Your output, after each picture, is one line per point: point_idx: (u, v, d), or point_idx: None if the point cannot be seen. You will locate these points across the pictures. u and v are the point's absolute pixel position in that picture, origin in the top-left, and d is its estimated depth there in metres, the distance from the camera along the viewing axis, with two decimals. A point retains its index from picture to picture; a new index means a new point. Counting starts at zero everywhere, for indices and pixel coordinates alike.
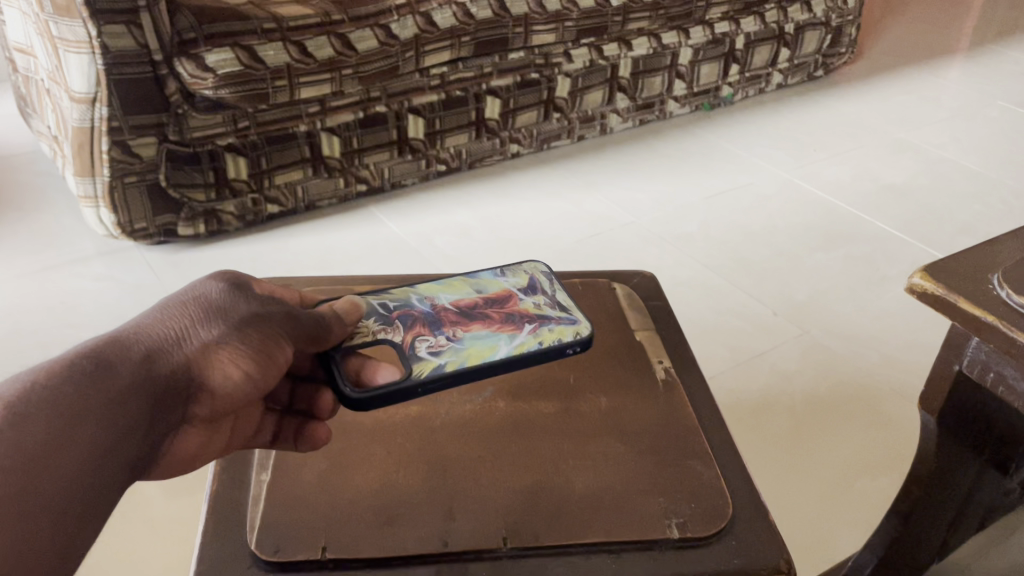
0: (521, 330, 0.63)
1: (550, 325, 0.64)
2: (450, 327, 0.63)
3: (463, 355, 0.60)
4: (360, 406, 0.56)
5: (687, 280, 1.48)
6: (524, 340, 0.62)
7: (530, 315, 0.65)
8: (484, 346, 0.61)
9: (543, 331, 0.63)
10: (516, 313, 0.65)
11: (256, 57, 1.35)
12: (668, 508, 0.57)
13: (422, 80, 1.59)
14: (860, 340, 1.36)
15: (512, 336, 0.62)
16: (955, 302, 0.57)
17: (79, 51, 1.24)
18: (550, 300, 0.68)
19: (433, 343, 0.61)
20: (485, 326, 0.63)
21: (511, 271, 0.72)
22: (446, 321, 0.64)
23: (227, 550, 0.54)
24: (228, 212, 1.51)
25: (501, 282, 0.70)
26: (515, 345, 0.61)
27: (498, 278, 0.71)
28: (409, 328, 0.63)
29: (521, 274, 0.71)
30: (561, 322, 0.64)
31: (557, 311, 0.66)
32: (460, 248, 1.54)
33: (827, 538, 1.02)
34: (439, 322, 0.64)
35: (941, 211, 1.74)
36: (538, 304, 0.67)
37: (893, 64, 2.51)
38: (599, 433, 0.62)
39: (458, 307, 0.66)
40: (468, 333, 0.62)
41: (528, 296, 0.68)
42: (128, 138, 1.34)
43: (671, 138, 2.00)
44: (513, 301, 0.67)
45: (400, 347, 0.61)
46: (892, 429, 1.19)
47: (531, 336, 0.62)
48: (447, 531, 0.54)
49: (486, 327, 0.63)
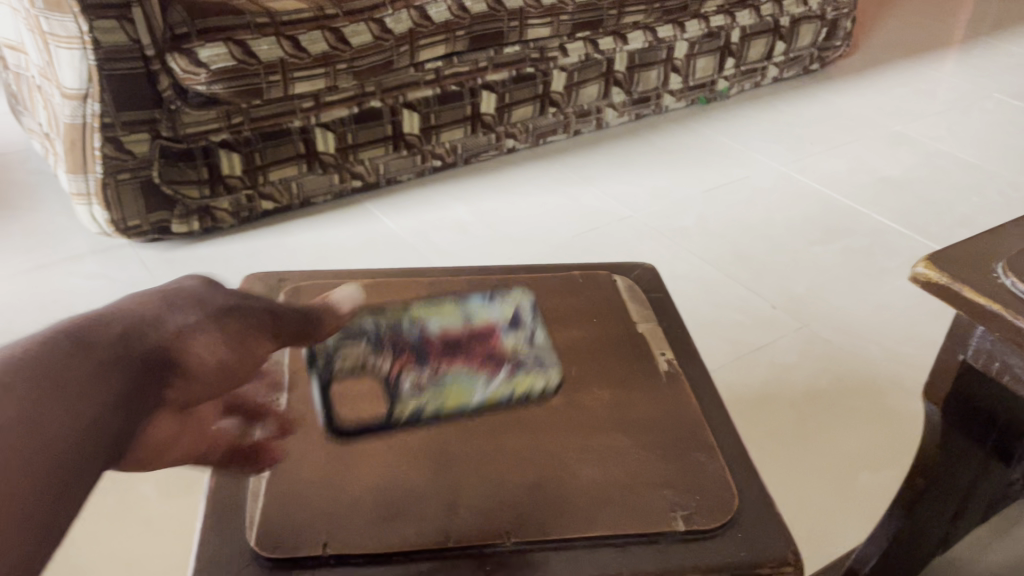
0: (497, 377, 0.65)
1: (518, 368, 0.66)
2: (435, 360, 0.66)
3: (442, 398, 0.63)
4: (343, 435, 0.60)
5: (686, 274, 1.47)
6: (498, 388, 0.64)
7: (508, 359, 0.67)
8: (461, 391, 0.64)
9: (518, 378, 0.65)
10: (496, 355, 0.68)
11: (248, 52, 1.34)
12: (672, 500, 0.56)
13: (417, 75, 1.58)
14: (860, 333, 1.35)
15: (488, 382, 0.65)
16: (960, 291, 0.56)
17: (70, 47, 1.22)
18: (529, 339, 0.70)
19: (414, 382, 0.64)
20: (466, 361, 0.67)
21: (498, 298, 0.74)
22: (429, 358, 0.67)
23: (227, 547, 0.53)
24: (222, 209, 1.50)
25: (487, 312, 0.72)
26: (485, 386, 0.64)
27: (485, 306, 0.73)
28: (393, 363, 0.66)
29: (507, 305, 0.73)
30: (536, 367, 0.67)
31: (534, 353, 0.68)
32: (458, 245, 1.52)
33: (829, 532, 1.02)
34: (423, 359, 0.66)
35: (939, 204, 1.74)
36: (517, 339, 0.69)
37: (888, 57, 2.51)
38: (603, 426, 0.61)
39: (447, 334, 0.69)
40: (451, 368, 0.66)
41: (509, 335, 0.70)
42: (120, 134, 1.33)
43: (668, 132, 1.99)
44: (494, 334, 0.70)
45: (381, 378, 0.64)
46: (893, 422, 1.18)
47: (506, 384, 0.65)
48: (450, 527, 0.53)
49: (465, 369, 0.66)
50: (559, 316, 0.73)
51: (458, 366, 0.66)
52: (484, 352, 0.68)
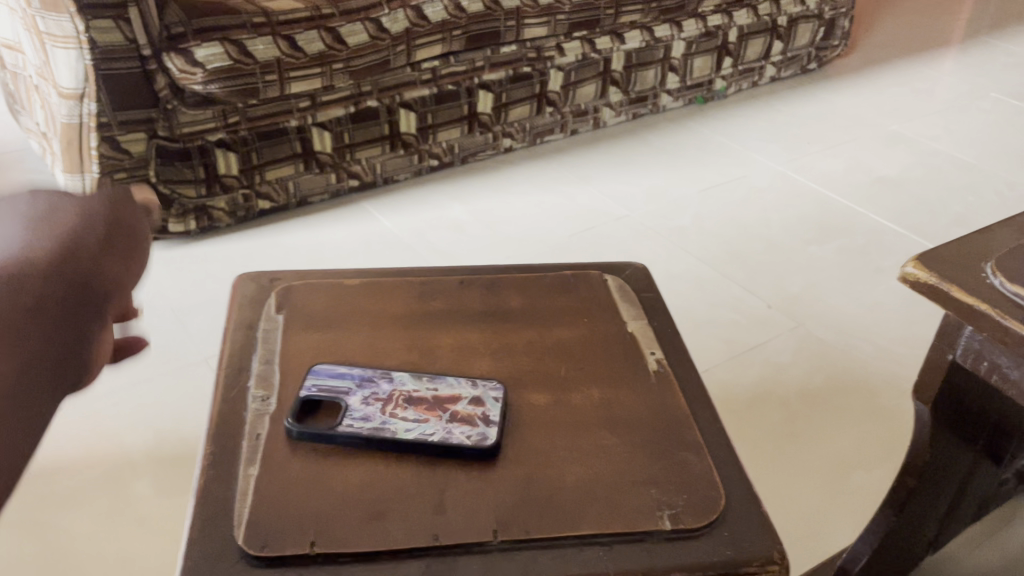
0: (430, 434, 0.58)
1: (457, 435, 0.59)
2: (392, 404, 0.61)
3: (379, 433, 0.58)
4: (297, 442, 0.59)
5: (682, 274, 1.47)
6: (427, 438, 0.58)
7: (451, 420, 0.60)
8: (400, 431, 0.59)
9: (448, 437, 0.58)
10: (446, 414, 0.60)
11: (244, 52, 1.34)
12: (659, 499, 0.56)
13: (413, 75, 1.58)
14: (855, 333, 1.35)
15: (424, 431, 0.59)
16: (948, 291, 0.56)
17: (66, 48, 1.20)
18: (488, 406, 0.61)
19: (366, 413, 0.60)
20: (417, 412, 0.60)
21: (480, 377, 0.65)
22: (395, 401, 0.61)
23: (215, 546, 0.53)
24: (219, 209, 1.50)
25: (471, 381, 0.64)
26: (414, 440, 0.58)
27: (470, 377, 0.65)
28: (361, 396, 0.61)
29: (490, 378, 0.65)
30: (471, 430, 0.59)
31: (481, 421, 0.60)
32: (454, 244, 1.53)
33: (823, 531, 1.02)
34: (389, 401, 0.61)
35: (935, 203, 1.74)
36: (478, 409, 0.61)
37: (886, 56, 2.51)
38: (592, 425, 0.61)
39: (416, 392, 0.62)
40: (403, 414, 0.60)
41: (473, 398, 0.62)
42: (116, 133, 1.34)
43: (665, 131, 1.99)
44: (456, 401, 0.61)
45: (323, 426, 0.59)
46: (887, 421, 1.19)
47: (436, 438, 0.58)
48: (437, 526, 0.53)
49: (415, 416, 0.60)
50: (549, 316, 0.73)
51: (448, 366, 0.67)
52: (474, 351, 0.68)
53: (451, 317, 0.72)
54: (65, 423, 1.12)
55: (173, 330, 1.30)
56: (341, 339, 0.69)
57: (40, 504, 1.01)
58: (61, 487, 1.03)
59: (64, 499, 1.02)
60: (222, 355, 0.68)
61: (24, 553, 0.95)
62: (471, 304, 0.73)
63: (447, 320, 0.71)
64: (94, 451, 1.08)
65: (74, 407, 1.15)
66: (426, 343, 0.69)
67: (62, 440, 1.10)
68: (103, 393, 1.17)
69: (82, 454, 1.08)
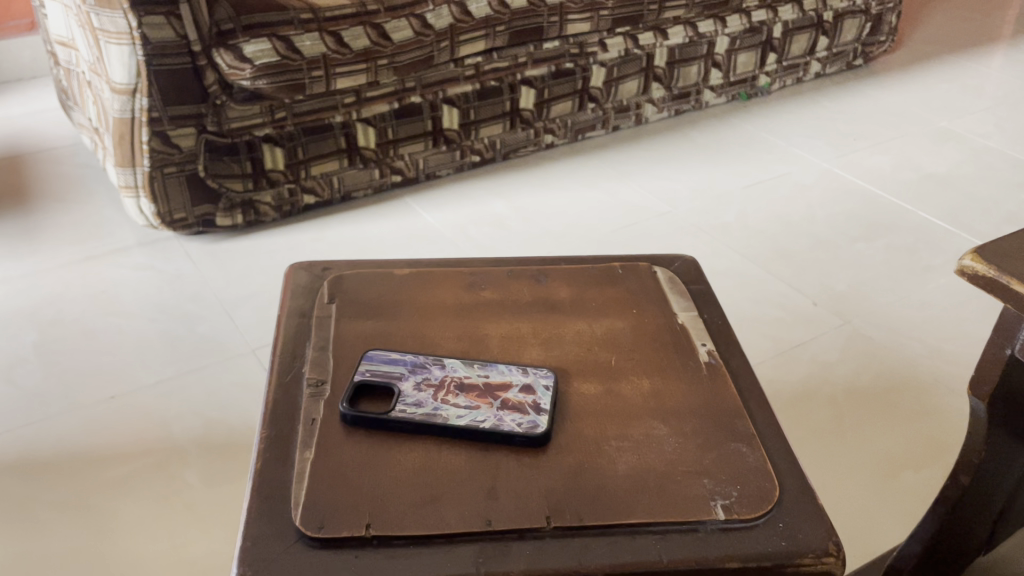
0: (482, 421, 0.59)
1: (508, 422, 0.59)
2: (443, 391, 0.61)
3: (431, 419, 0.59)
4: (350, 425, 0.60)
5: (725, 270, 1.46)
6: (478, 424, 0.58)
7: (501, 408, 0.60)
8: (453, 417, 0.59)
9: (501, 423, 0.59)
10: (498, 401, 0.61)
11: (291, 48, 1.37)
12: (712, 490, 0.56)
13: (457, 70, 1.59)
14: (904, 331, 1.33)
15: (474, 417, 0.59)
16: (1008, 283, 0.55)
17: (120, 43, 1.26)
18: (537, 394, 0.61)
19: (418, 399, 0.60)
20: (469, 399, 0.61)
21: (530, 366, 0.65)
22: (446, 388, 0.62)
23: (273, 526, 0.54)
24: (265, 203, 1.52)
25: (517, 370, 0.64)
26: (465, 425, 0.58)
27: (517, 366, 0.65)
28: (415, 381, 0.62)
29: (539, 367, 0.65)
30: (521, 419, 0.59)
31: (531, 408, 0.60)
32: (495, 239, 1.53)
33: (871, 528, 1.01)
34: (440, 387, 0.62)
35: (986, 201, 1.70)
36: (529, 397, 0.61)
37: (934, 52, 2.47)
38: (643, 414, 0.61)
39: (465, 379, 0.63)
40: (455, 401, 0.60)
41: (522, 385, 0.62)
42: (167, 128, 1.36)
43: (708, 128, 1.97)
44: (506, 388, 0.62)
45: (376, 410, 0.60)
46: (938, 420, 1.17)
47: (487, 425, 0.58)
48: (490, 511, 0.54)
49: (464, 402, 0.60)
50: (598, 307, 0.73)
51: (499, 354, 0.67)
52: (523, 341, 0.68)
53: (501, 307, 0.72)
54: (116, 410, 1.14)
55: (221, 322, 1.32)
56: (392, 327, 0.69)
57: (93, 488, 1.03)
58: (114, 473, 1.05)
59: (117, 485, 1.04)
60: (277, 343, 0.69)
61: (82, 535, 0.97)
62: (521, 294, 0.74)
63: (498, 311, 0.72)
64: (147, 438, 1.10)
65: (126, 395, 1.17)
66: (475, 332, 0.69)
67: (115, 427, 1.12)
68: (154, 382, 1.19)
69: (134, 441, 1.10)
